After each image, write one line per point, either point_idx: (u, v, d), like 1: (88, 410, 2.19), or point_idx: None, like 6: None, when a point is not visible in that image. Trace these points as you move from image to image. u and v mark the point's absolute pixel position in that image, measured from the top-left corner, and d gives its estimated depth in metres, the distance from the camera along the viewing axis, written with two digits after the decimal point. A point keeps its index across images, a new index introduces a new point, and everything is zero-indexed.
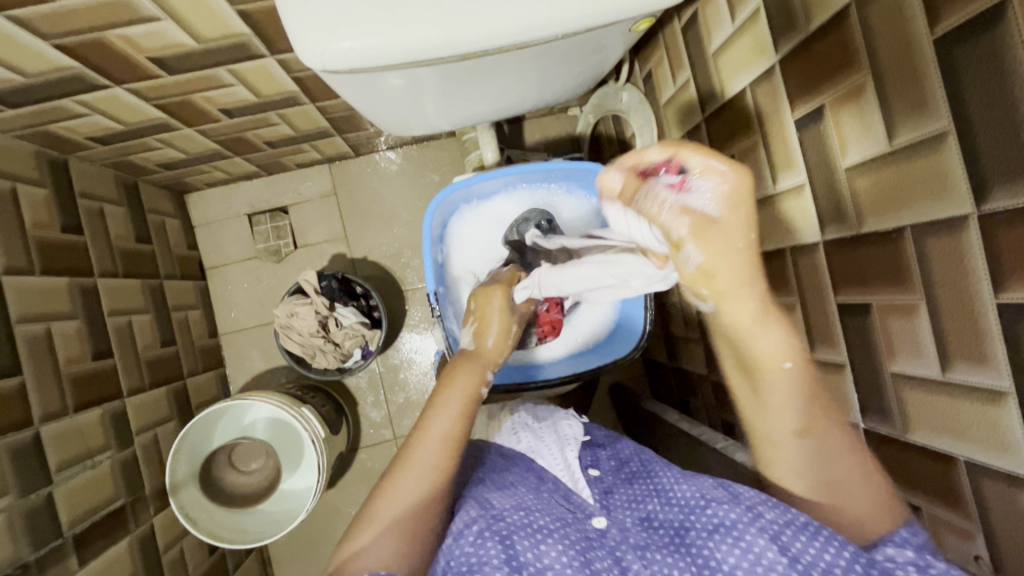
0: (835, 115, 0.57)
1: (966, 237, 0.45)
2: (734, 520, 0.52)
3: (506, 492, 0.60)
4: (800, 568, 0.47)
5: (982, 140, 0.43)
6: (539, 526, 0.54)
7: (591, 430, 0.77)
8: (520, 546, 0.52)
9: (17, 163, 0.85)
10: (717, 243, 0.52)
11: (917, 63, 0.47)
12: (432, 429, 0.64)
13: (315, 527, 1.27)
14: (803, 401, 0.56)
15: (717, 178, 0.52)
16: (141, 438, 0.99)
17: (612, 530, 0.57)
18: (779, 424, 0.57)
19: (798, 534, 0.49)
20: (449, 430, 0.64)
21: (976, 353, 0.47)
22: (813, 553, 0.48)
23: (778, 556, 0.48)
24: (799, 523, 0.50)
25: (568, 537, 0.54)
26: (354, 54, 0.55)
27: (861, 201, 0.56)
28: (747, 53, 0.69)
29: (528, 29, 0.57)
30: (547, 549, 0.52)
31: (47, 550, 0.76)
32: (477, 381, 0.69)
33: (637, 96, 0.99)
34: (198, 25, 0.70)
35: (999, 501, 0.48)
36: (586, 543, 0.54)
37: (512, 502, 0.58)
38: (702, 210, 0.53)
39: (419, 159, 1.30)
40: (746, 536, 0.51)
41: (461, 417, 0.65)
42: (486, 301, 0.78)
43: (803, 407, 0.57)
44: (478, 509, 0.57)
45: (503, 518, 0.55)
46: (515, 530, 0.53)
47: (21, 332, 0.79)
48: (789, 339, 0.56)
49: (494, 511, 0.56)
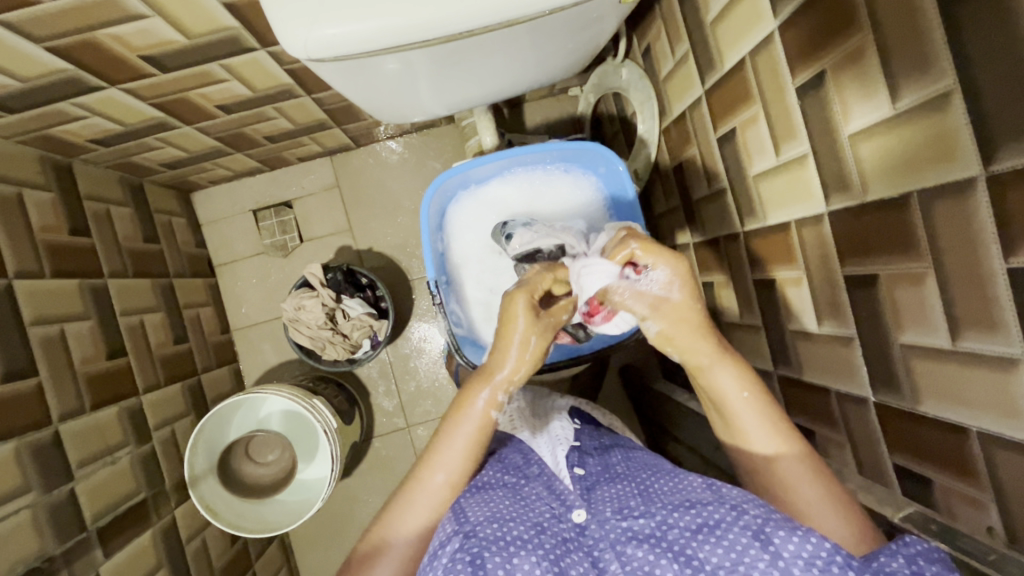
0: (835, 80, 0.55)
1: (973, 200, 0.44)
2: (718, 519, 0.51)
3: (483, 500, 0.59)
4: (780, 565, 0.47)
5: (988, 95, 0.41)
6: (512, 538, 0.53)
7: (583, 434, 0.74)
8: (490, 564, 0.51)
9: (22, 169, 0.86)
10: (670, 319, 0.61)
11: (920, 20, 0.45)
12: (442, 461, 0.62)
13: (334, 515, 1.29)
14: (768, 424, 0.60)
15: (665, 267, 0.60)
16: (159, 434, 1.02)
17: (591, 525, 0.56)
18: (753, 446, 0.60)
19: (778, 527, 0.48)
20: (455, 469, 0.62)
21: (987, 321, 0.45)
22: (793, 548, 0.47)
23: (760, 553, 0.47)
24: (777, 519, 0.49)
25: (542, 546, 0.53)
26: (338, 41, 0.55)
27: (865, 169, 0.54)
28: (744, 20, 0.66)
29: (515, 5, 0.56)
30: (520, 562, 0.51)
31: (73, 543, 0.79)
32: (489, 406, 0.63)
33: (636, 73, 0.98)
34: (186, 21, 0.70)
35: (1011, 471, 0.47)
36: (562, 548, 0.54)
37: (488, 512, 0.57)
38: (656, 292, 0.60)
39: (420, 147, 1.29)
40: (728, 534, 0.50)
41: (473, 446, 0.63)
42: (507, 325, 0.64)
43: (769, 431, 0.60)
44: (454, 525, 0.56)
45: (475, 535, 0.54)
46: (485, 546, 0.53)
47: (37, 333, 0.81)
48: (741, 370, 0.61)
49: (468, 526, 0.55)
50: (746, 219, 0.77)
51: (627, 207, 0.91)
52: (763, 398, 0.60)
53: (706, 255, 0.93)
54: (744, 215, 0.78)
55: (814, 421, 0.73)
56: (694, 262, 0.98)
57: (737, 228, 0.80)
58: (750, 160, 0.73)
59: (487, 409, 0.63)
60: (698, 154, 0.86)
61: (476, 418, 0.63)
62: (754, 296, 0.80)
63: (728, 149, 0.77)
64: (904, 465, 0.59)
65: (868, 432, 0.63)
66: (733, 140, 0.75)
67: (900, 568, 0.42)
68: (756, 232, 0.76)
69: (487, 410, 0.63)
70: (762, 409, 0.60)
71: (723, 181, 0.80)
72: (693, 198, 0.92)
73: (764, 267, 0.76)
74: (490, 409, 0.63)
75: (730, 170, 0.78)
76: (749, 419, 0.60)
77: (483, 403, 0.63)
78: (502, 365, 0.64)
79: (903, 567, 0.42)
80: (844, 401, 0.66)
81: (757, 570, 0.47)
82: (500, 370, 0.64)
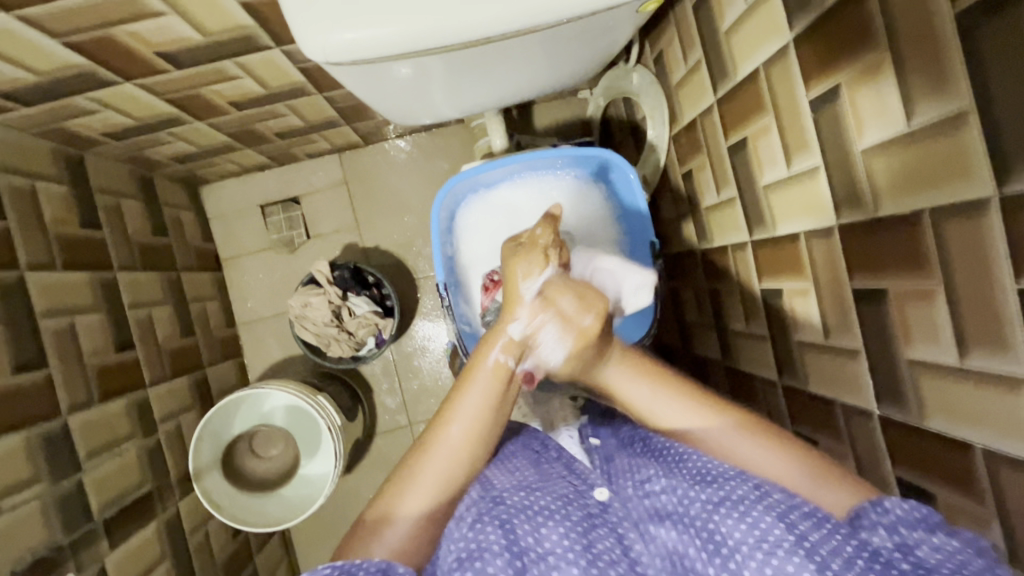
0: (851, 94, 0.55)
1: (987, 220, 0.44)
2: (741, 496, 0.51)
3: (508, 470, 0.61)
4: (805, 545, 0.47)
5: (1004, 118, 0.41)
6: (540, 508, 0.55)
7: (591, 403, 0.77)
8: (521, 531, 0.54)
9: (34, 160, 0.87)
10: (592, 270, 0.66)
11: (938, 41, 0.45)
12: (461, 408, 0.58)
13: (335, 510, 1.30)
14: (659, 385, 0.60)
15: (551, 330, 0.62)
16: (165, 426, 1.03)
17: (614, 503, 0.58)
18: (660, 412, 0.60)
19: (804, 516, 0.49)
20: (473, 417, 0.58)
21: (997, 341, 0.46)
22: (821, 536, 0.48)
23: (785, 534, 0.48)
24: (805, 509, 0.49)
25: (570, 517, 0.55)
26: (356, 46, 0.55)
27: (877, 184, 0.54)
28: (759, 31, 0.67)
29: (531, 13, 0.56)
30: (547, 532, 0.54)
31: (80, 534, 0.79)
32: (507, 354, 0.60)
33: (648, 77, 0.98)
34: (204, 19, 0.70)
35: (1015, 488, 0.47)
36: (588, 522, 0.55)
37: (514, 481, 0.58)
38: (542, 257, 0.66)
39: (428, 147, 1.30)
40: (753, 511, 0.50)
41: (491, 401, 0.58)
42: (511, 265, 0.64)
43: (673, 393, 0.60)
44: (481, 491, 0.58)
45: (503, 501, 0.56)
46: (516, 513, 0.54)
47: (47, 326, 0.82)
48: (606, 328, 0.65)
49: (496, 493, 0.57)
50: (756, 228, 0.78)
51: (636, 217, 0.92)
52: (658, 376, 0.61)
53: (712, 261, 0.93)
54: (752, 224, 0.78)
55: (816, 432, 0.73)
56: (700, 269, 0.99)
57: (745, 239, 0.81)
58: (761, 171, 0.73)
59: (502, 352, 0.60)
60: (708, 162, 0.87)
61: (493, 368, 0.59)
62: (761, 305, 0.80)
63: (738, 159, 0.78)
64: (908, 480, 0.59)
65: (872, 446, 0.63)
66: (744, 150, 0.76)
67: (882, 542, 0.46)
68: (765, 242, 0.76)
69: (502, 359, 0.60)
70: (650, 370, 0.61)
71: (732, 189, 0.81)
72: (702, 206, 0.93)
73: (772, 277, 0.76)
74: (503, 357, 0.60)
75: (740, 179, 0.78)
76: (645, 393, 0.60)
77: (497, 351, 0.60)
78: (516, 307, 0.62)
79: (886, 538, 0.46)
80: (849, 413, 0.66)
81: (782, 547, 0.48)
82: (511, 319, 0.62)
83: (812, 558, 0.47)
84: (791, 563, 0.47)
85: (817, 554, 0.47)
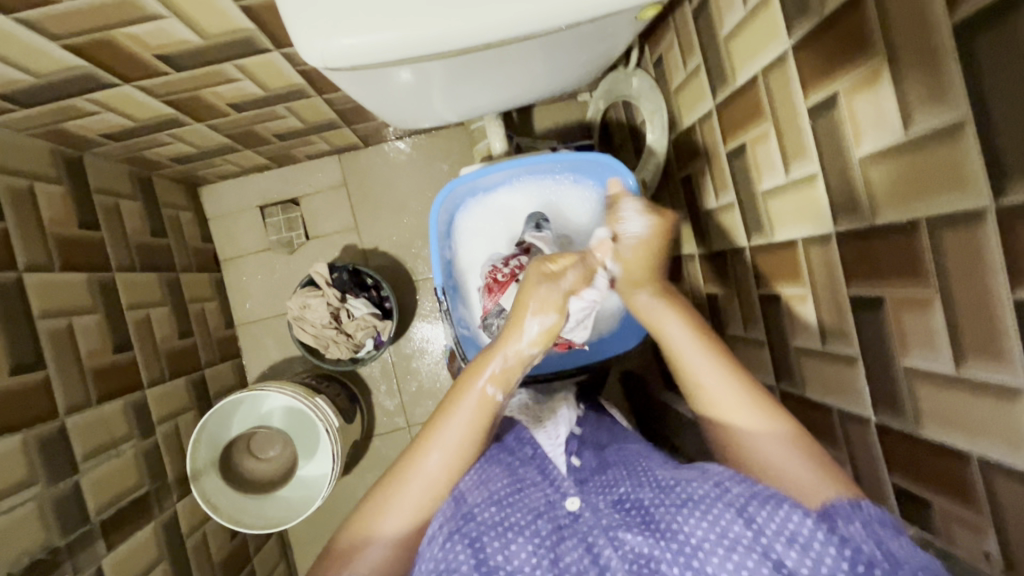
0: (850, 102, 0.55)
1: (984, 230, 0.44)
2: (702, 495, 0.51)
3: (482, 479, 0.60)
4: (763, 543, 0.47)
5: (1000, 129, 0.41)
6: (509, 523, 0.54)
7: (585, 424, 0.73)
8: (490, 548, 0.53)
9: (33, 161, 0.87)
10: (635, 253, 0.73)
11: (935, 51, 0.45)
12: (443, 437, 0.61)
13: (333, 511, 1.30)
14: (716, 360, 0.63)
15: (646, 219, 0.74)
16: (163, 427, 1.03)
17: (585, 513, 0.55)
18: (701, 382, 0.63)
19: (762, 505, 0.49)
20: (455, 447, 0.61)
21: (993, 350, 0.46)
22: (776, 525, 0.48)
23: (743, 530, 0.48)
24: (762, 496, 0.50)
25: (538, 533, 0.54)
26: (355, 52, 0.55)
27: (875, 192, 0.55)
28: (758, 38, 0.67)
29: (530, 20, 0.56)
30: (517, 549, 0.52)
31: (77, 536, 0.80)
32: (493, 387, 0.62)
33: (647, 82, 0.97)
34: (203, 22, 0.70)
35: (1009, 497, 0.47)
36: (557, 535, 0.54)
37: (486, 494, 0.58)
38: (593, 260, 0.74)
39: (428, 148, 1.30)
40: (714, 509, 0.50)
41: (471, 432, 0.61)
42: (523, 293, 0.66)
43: (721, 370, 0.62)
44: (452, 508, 0.58)
45: (473, 518, 0.55)
46: (484, 531, 0.54)
47: (45, 327, 0.82)
48: (684, 314, 0.68)
49: (466, 509, 0.57)
50: (754, 234, 0.78)
51: None
52: (718, 354, 0.64)
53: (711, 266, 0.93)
54: (751, 229, 0.78)
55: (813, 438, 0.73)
56: (699, 272, 0.99)
57: (743, 244, 0.81)
58: (760, 176, 0.73)
59: (486, 388, 0.62)
60: (707, 167, 0.87)
61: (477, 402, 0.62)
62: (759, 310, 0.80)
63: (737, 164, 0.78)
64: (905, 487, 0.59)
65: (869, 454, 0.63)
66: (743, 156, 0.76)
67: (858, 531, 0.47)
68: (763, 247, 0.76)
69: (487, 393, 0.62)
70: (712, 349, 0.64)
71: (731, 194, 0.81)
72: (701, 211, 0.93)
73: (769, 282, 0.76)
74: (490, 390, 0.62)
75: (739, 185, 0.79)
76: (706, 370, 0.63)
77: (484, 383, 0.62)
78: (512, 339, 0.64)
79: (862, 532, 0.47)
80: (846, 420, 0.66)
81: (741, 544, 0.48)
82: (507, 348, 0.64)
83: (769, 554, 0.47)
84: (751, 560, 0.47)
85: (772, 551, 0.47)
